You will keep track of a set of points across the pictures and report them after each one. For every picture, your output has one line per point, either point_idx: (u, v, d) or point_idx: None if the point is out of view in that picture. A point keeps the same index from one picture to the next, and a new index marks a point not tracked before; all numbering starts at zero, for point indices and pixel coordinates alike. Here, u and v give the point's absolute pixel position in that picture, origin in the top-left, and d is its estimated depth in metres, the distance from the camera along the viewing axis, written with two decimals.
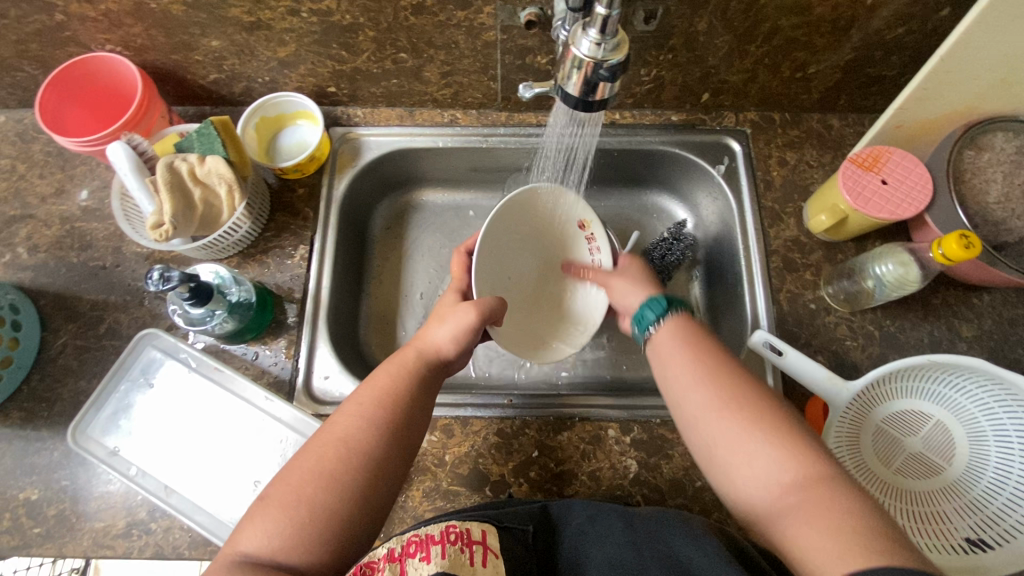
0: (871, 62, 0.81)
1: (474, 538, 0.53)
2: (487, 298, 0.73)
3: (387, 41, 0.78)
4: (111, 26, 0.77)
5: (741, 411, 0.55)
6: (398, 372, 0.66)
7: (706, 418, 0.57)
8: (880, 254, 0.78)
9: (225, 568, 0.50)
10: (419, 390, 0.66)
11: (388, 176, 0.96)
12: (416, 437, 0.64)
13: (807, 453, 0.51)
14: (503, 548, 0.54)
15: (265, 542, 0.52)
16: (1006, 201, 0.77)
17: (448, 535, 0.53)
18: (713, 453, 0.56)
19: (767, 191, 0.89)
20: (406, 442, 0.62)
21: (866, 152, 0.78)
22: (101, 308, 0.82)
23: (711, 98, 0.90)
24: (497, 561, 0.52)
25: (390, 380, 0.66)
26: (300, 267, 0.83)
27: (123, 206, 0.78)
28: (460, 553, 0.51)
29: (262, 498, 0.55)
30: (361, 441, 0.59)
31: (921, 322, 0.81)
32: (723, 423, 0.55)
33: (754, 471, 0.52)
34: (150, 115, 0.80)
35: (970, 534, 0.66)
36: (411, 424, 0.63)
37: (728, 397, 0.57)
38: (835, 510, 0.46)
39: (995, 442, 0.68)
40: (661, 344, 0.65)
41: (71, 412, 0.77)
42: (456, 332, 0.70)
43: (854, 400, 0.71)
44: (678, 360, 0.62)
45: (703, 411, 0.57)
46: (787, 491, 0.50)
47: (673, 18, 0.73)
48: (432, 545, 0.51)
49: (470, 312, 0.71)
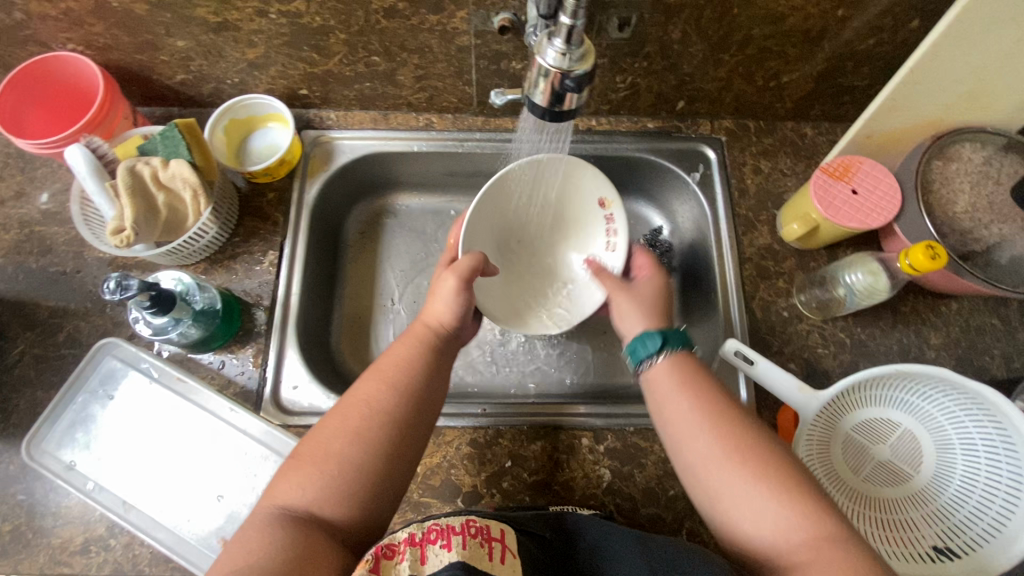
0: (843, 73, 0.82)
1: (493, 534, 0.51)
2: (466, 258, 0.72)
3: (360, 44, 0.77)
4: (70, 25, 0.75)
5: (752, 465, 0.55)
6: (414, 342, 0.66)
7: (713, 470, 0.57)
8: (850, 262, 0.79)
9: (265, 521, 0.52)
10: (435, 358, 0.65)
11: (362, 180, 0.94)
12: (440, 403, 0.63)
13: (816, 510, 0.53)
14: (522, 547, 0.52)
15: (302, 498, 0.53)
16: (973, 210, 0.78)
17: (469, 529, 0.50)
18: (716, 502, 0.56)
19: (742, 199, 0.89)
20: (428, 408, 0.62)
21: (837, 161, 0.79)
22: (60, 315, 0.80)
23: (686, 105, 0.90)
24: (515, 561, 0.50)
25: (407, 351, 0.65)
26: (269, 273, 0.82)
27: (83, 210, 0.76)
28: (479, 547, 0.48)
29: (296, 455, 0.56)
30: (385, 405, 0.59)
31: (891, 330, 0.82)
32: (728, 476, 0.56)
33: (759, 526, 0.53)
34: (112, 117, 0.78)
35: (937, 542, 0.67)
36: (429, 390, 0.62)
37: (736, 443, 0.57)
38: (853, 570, 0.48)
39: (961, 450, 0.69)
40: (660, 385, 0.64)
41: (27, 423, 0.74)
42: (451, 298, 0.70)
43: (824, 410, 0.71)
44: (683, 406, 0.61)
45: (711, 464, 0.57)
46: (795, 550, 0.51)
47: (647, 25, 0.73)
48: (453, 533, 0.49)
49: (451, 279, 0.70)
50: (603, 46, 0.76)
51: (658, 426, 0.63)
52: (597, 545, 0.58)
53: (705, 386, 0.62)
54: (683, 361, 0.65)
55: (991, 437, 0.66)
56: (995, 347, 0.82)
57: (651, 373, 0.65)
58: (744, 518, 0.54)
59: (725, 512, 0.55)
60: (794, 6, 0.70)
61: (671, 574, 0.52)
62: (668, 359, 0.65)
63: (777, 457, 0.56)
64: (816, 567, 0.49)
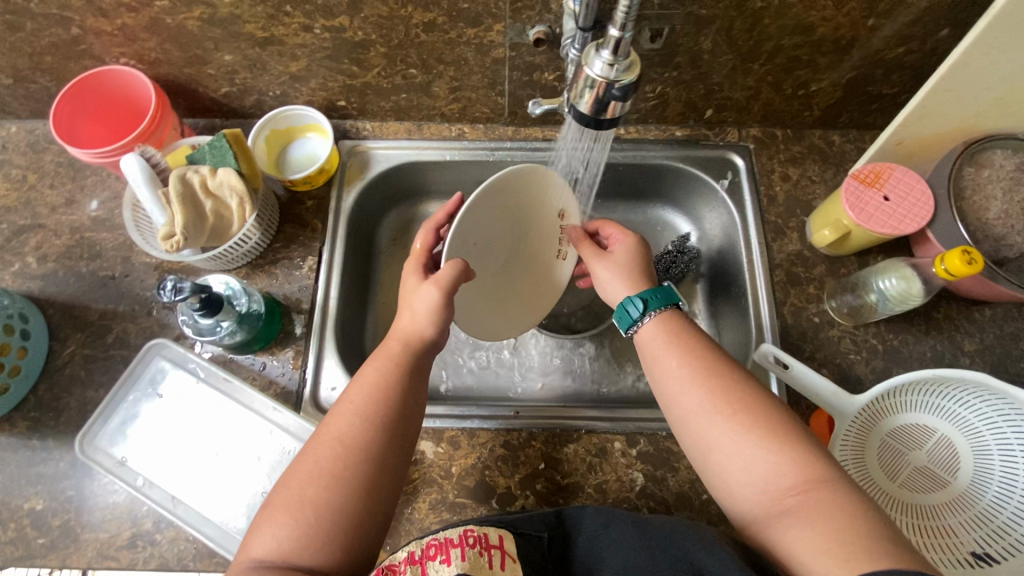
0: (872, 81, 0.83)
1: (491, 542, 0.54)
2: (448, 267, 0.67)
3: (398, 57, 0.80)
4: (126, 40, 0.78)
5: (740, 415, 0.57)
6: (383, 364, 0.66)
7: (704, 419, 0.58)
8: (882, 269, 0.79)
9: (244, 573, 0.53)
10: (407, 377, 0.65)
11: (396, 188, 0.97)
12: (414, 424, 0.64)
13: (807, 457, 0.53)
14: (519, 553, 0.55)
15: (273, 545, 0.54)
16: (1006, 217, 0.78)
17: (467, 538, 0.54)
18: (710, 452, 0.57)
19: (770, 205, 0.90)
20: (403, 433, 0.62)
21: (868, 168, 0.80)
22: (109, 317, 0.83)
23: (714, 114, 0.91)
24: (515, 566, 0.53)
25: (372, 378, 0.65)
26: (308, 278, 0.84)
27: (134, 216, 0.79)
28: (478, 556, 0.53)
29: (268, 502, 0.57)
30: (355, 442, 0.59)
31: (924, 336, 0.82)
32: (719, 425, 0.57)
33: (751, 471, 0.54)
34: (162, 127, 0.81)
35: (976, 549, 0.67)
36: (404, 415, 0.63)
37: (724, 397, 0.58)
38: (834, 512, 0.48)
39: (999, 457, 0.69)
40: (655, 339, 0.66)
41: (77, 421, 0.77)
42: (430, 313, 0.67)
43: (859, 415, 0.71)
44: (674, 357, 0.63)
45: (700, 413, 0.59)
46: (784, 493, 0.52)
47: (679, 37, 0.75)
48: (452, 547, 0.53)
49: (433, 290, 0.67)
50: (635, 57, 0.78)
51: (654, 386, 0.65)
52: (595, 534, 0.60)
53: (698, 343, 0.64)
54: (671, 319, 0.67)
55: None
56: None
57: (645, 331, 0.68)
58: (738, 464, 0.55)
59: (720, 463, 0.56)
60: (824, 16, 0.71)
61: (667, 550, 0.54)
62: (658, 318, 0.67)
63: (767, 409, 0.57)
64: (803, 509, 0.50)
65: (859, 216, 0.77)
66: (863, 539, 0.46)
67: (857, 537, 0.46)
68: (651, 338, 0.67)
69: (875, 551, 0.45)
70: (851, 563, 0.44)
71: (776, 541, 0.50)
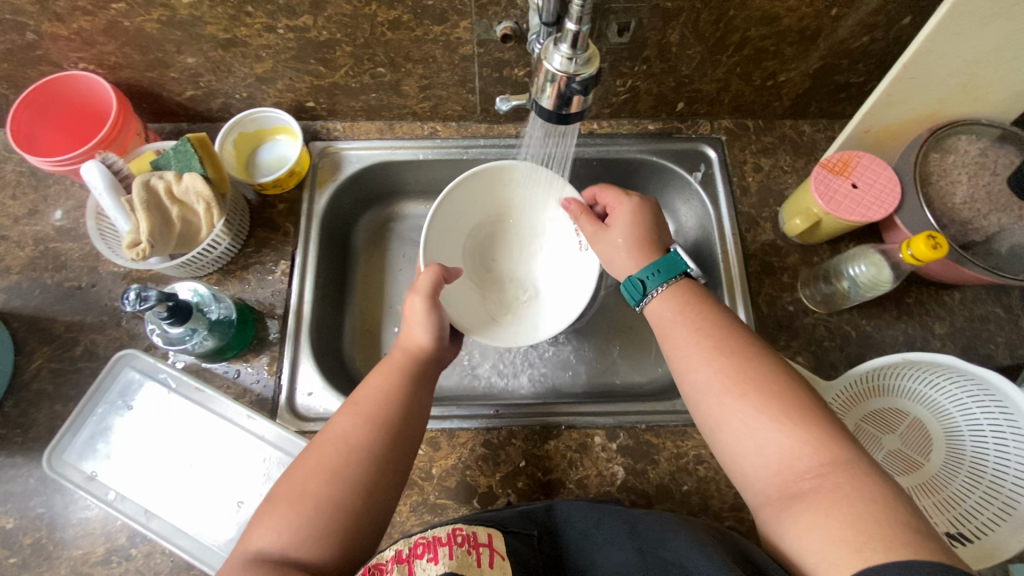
0: (838, 70, 0.84)
1: (480, 540, 0.53)
2: (426, 273, 0.73)
3: (365, 56, 0.79)
4: (84, 45, 0.76)
5: (752, 395, 0.57)
6: (390, 370, 0.67)
7: (716, 399, 0.59)
8: (852, 256, 0.80)
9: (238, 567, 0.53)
10: (412, 383, 0.66)
11: (370, 189, 0.96)
12: (418, 428, 0.64)
13: (822, 436, 0.53)
14: (509, 550, 0.55)
15: (274, 542, 0.54)
16: (972, 201, 0.79)
17: (455, 536, 0.53)
18: (721, 435, 0.58)
19: (743, 196, 0.90)
20: (407, 438, 0.63)
21: (836, 157, 0.80)
22: (77, 329, 0.81)
23: (686, 107, 0.92)
24: (505, 563, 0.53)
25: (382, 384, 0.65)
26: (281, 282, 0.83)
27: (99, 225, 0.77)
28: (466, 555, 0.51)
29: (270, 500, 0.57)
30: (360, 445, 0.60)
31: (895, 321, 0.83)
32: (731, 406, 0.57)
33: (769, 446, 0.54)
34: (125, 133, 0.80)
35: (950, 529, 0.67)
36: (409, 421, 0.64)
37: (736, 378, 0.58)
38: (848, 495, 0.49)
39: (970, 438, 0.69)
40: (667, 319, 0.66)
41: (46, 437, 0.75)
42: (424, 321, 0.70)
43: (832, 399, 0.72)
44: (687, 338, 0.63)
45: (712, 393, 0.59)
46: (798, 476, 0.52)
47: (646, 30, 0.75)
48: (440, 546, 0.51)
49: (418, 298, 0.71)
50: (603, 51, 0.78)
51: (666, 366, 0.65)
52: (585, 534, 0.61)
53: (717, 319, 0.65)
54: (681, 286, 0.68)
55: (999, 423, 0.67)
56: (999, 335, 0.83)
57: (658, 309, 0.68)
58: (754, 437, 0.55)
59: (735, 437, 0.57)
60: (789, 7, 0.72)
61: (658, 555, 0.54)
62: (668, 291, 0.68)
63: (787, 393, 0.57)
64: (819, 488, 0.50)
65: (830, 205, 0.78)
66: (873, 528, 0.46)
67: (864, 525, 0.46)
68: (666, 311, 0.68)
69: (888, 542, 0.44)
70: (864, 552, 0.45)
71: (785, 528, 0.51)
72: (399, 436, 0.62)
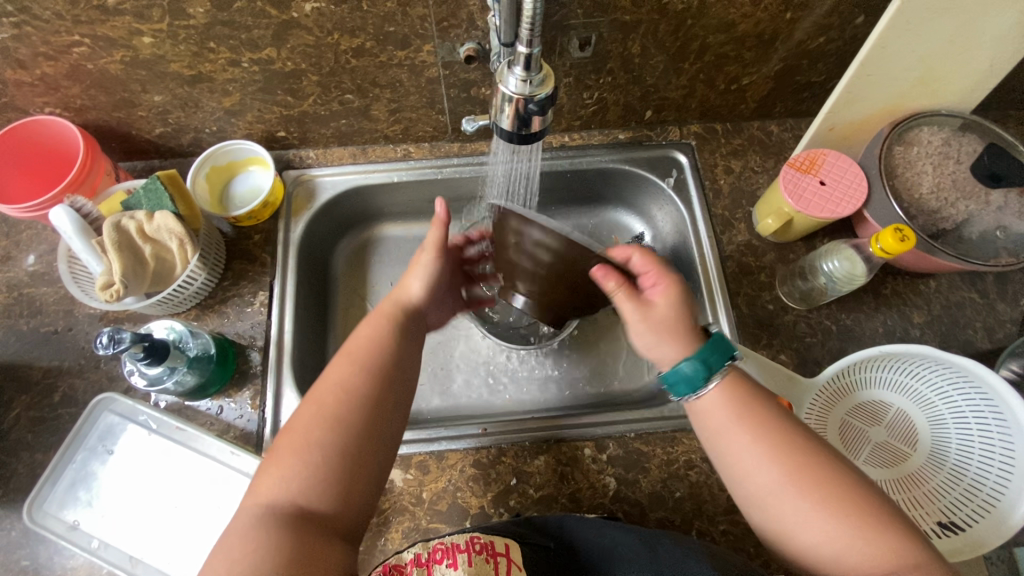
0: (800, 71, 0.85)
1: (497, 549, 0.54)
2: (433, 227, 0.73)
3: (332, 83, 0.79)
4: (48, 89, 0.76)
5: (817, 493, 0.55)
6: (379, 319, 0.68)
7: (776, 497, 0.56)
8: (825, 251, 0.81)
9: (249, 523, 0.52)
10: (401, 332, 0.67)
11: (346, 215, 0.96)
12: (409, 376, 0.65)
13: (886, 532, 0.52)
14: (526, 562, 0.55)
15: (283, 492, 0.54)
16: (939, 191, 0.80)
17: (474, 546, 0.54)
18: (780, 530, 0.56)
19: (717, 199, 0.91)
20: (399, 385, 0.63)
21: (804, 155, 0.82)
22: (54, 375, 0.80)
23: (654, 114, 0.93)
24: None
25: (374, 331, 0.66)
26: (260, 314, 0.82)
27: (71, 269, 0.77)
28: (485, 563, 0.52)
29: (272, 451, 0.57)
30: (355, 389, 0.60)
31: (874, 313, 0.84)
32: (797, 506, 0.55)
33: (836, 542, 0.53)
34: (94, 174, 0.79)
35: (942, 518, 0.68)
36: (399, 368, 0.64)
37: (797, 474, 0.56)
38: None
39: (954, 426, 0.70)
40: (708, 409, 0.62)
41: (27, 487, 0.74)
42: (423, 275, 0.72)
43: (817, 396, 0.73)
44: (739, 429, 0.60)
45: (773, 492, 0.56)
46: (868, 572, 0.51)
47: (608, 43, 0.76)
48: (459, 552, 0.52)
49: (428, 254, 0.73)
50: (568, 66, 0.79)
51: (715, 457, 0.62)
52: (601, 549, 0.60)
53: (766, 412, 0.60)
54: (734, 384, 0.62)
55: (981, 409, 0.67)
56: (977, 320, 0.84)
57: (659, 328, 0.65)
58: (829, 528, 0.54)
59: (801, 536, 0.54)
60: (744, 13, 0.73)
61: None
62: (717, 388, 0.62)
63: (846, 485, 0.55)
64: None
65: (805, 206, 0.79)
66: None
67: None
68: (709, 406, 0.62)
69: None
70: None
71: None
72: (391, 380, 0.63)
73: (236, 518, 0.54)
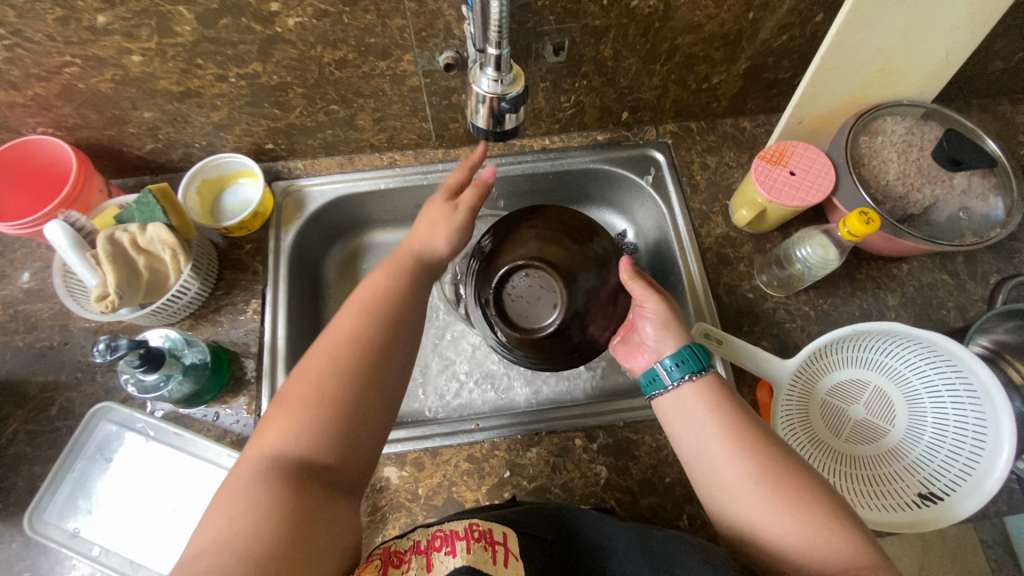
0: (767, 68, 0.89)
1: (496, 538, 0.54)
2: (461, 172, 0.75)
3: (317, 95, 0.82)
4: (39, 110, 0.79)
5: (786, 491, 0.57)
6: (393, 270, 0.70)
7: (750, 493, 0.58)
8: (798, 238, 0.84)
9: (253, 472, 0.53)
10: (414, 280, 0.70)
11: (336, 223, 0.98)
12: (416, 324, 0.68)
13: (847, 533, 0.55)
14: (522, 551, 0.55)
15: (288, 446, 0.55)
16: (904, 177, 0.84)
17: (475, 532, 0.54)
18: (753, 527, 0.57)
19: (694, 194, 0.95)
20: (404, 334, 0.66)
21: (774, 148, 0.85)
22: (51, 389, 0.81)
23: (631, 115, 0.96)
24: (518, 564, 0.53)
25: (390, 280, 0.69)
26: (254, 321, 0.84)
27: (67, 283, 0.78)
28: (483, 550, 0.52)
29: (279, 404, 0.58)
30: (366, 334, 0.63)
31: (850, 298, 0.87)
32: (768, 502, 0.57)
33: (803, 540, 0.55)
34: (87, 190, 0.81)
35: (921, 489, 0.70)
36: (408, 314, 0.67)
37: (768, 473, 0.58)
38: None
39: (929, 399, 0.73)
40: (688, 405, 0.65)
41: (26, 500, 0.75)
42: (450, 231, 0.73)
43: (797, 376, 0.75)
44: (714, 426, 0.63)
45: (746, 487, 0.58)
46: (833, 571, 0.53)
47: (580, 47, 0.79)
48: (458, 540, 0.53)
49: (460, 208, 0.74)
50: (543, 71, 0.82)
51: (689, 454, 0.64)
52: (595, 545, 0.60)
53: (739, 412, 0.64)
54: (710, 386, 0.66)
55: (953, 381, 0.70)
56: (949, 301, 0.87)
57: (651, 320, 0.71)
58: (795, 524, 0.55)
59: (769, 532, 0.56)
60: (709, 15, 0.77)
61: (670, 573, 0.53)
62: (698, 382, 0.66)
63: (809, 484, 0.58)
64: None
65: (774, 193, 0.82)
66: None
67: None
68: (689, 401, 0.65)
69: None
70: None
71: None
72: (397, 329, 0.65)
73: (238, 470, 0.54)
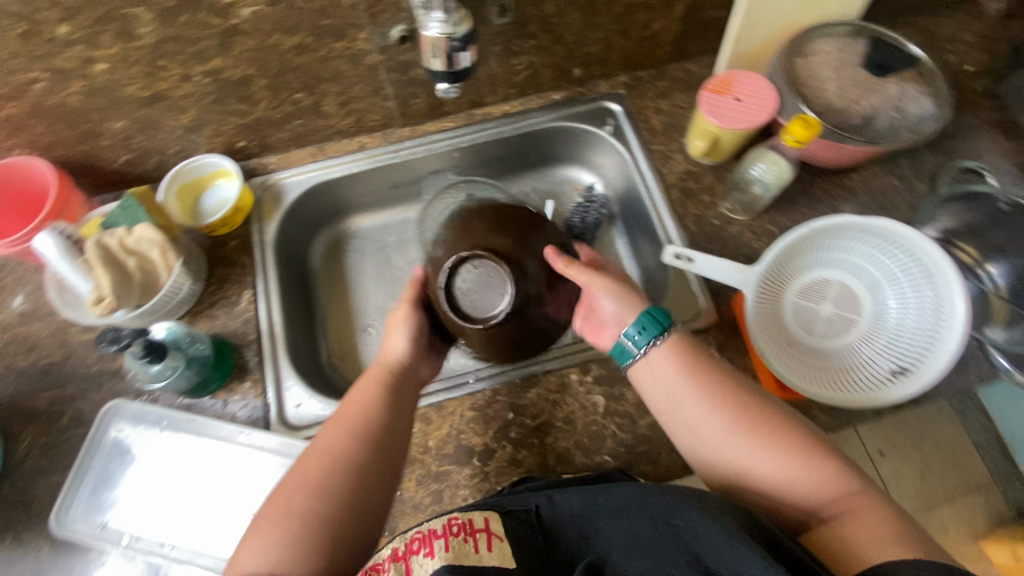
0: (702, 8, 0.94)
1: (476, 527, 0.55)
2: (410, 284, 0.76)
3: (281, 85, 0.85)
4: (12, 132, 0.81)
5: (760, 434, 0.61)
6: (368, 386, 0.69)
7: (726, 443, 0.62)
8: (751, 157, 0.91)
9: None
10: (393, 398, 0.69)
11: (316, 212, 1.01)
12: (402, 439, 0.67)
13: (830, 467, 0.59)
14: (506, 531, 0.56)
15: (263, 563, 0.55)
16: (842, 91, 0.89)
17: (452, 530, 0.55)
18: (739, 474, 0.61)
19: (652, 136, 0.99)
20: (388, 450, 0.65)
21: (718, 79, 0.90)
22: (59, 401, 0.83)
23: (582, 71, 1.01)
24: (502, 544, 0.54)
25: (363, 397, 0.68)
26: (249, 309, 0.87)
27: (63, 295, 0.80)
28: (463, 544, 0.52)
29: (256, 522, 0.59)
30: (343, 453, 0.62)
31: (810, 211, 0.92)
32: (744, 447, 0.61)
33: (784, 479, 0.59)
34: (70, 205, 0.84)
35: (894, 366, 0.75)
36: (389, 434, 0.66)
37: (744, 422, 0.62)
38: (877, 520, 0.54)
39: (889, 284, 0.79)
40: (658, 370, 0.68)
41: (49, 507, 0.76)
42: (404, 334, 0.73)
43: (767, 284, 0.79)
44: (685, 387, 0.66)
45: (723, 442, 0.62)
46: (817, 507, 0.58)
47: (524, 6, 0.84)
48: (436, 539, 0.53)
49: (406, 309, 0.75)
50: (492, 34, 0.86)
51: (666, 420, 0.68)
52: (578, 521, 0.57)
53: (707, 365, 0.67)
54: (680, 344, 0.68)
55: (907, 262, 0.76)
56: (900, 202, 0.93)
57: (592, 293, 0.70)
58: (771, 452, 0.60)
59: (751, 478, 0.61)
60: None
61: (669, 521, 0.53)
62: (664, 346, 0.68)
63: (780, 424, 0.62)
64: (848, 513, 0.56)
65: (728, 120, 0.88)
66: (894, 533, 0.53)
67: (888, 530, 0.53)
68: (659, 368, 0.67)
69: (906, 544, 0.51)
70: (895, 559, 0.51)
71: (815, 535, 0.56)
72: (383, 448, 0.65)
73: None
